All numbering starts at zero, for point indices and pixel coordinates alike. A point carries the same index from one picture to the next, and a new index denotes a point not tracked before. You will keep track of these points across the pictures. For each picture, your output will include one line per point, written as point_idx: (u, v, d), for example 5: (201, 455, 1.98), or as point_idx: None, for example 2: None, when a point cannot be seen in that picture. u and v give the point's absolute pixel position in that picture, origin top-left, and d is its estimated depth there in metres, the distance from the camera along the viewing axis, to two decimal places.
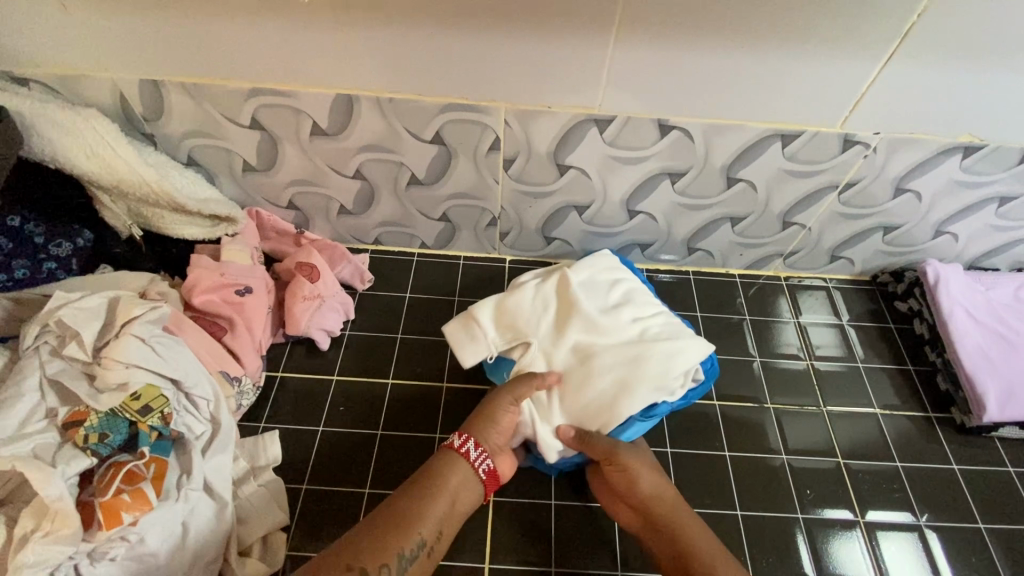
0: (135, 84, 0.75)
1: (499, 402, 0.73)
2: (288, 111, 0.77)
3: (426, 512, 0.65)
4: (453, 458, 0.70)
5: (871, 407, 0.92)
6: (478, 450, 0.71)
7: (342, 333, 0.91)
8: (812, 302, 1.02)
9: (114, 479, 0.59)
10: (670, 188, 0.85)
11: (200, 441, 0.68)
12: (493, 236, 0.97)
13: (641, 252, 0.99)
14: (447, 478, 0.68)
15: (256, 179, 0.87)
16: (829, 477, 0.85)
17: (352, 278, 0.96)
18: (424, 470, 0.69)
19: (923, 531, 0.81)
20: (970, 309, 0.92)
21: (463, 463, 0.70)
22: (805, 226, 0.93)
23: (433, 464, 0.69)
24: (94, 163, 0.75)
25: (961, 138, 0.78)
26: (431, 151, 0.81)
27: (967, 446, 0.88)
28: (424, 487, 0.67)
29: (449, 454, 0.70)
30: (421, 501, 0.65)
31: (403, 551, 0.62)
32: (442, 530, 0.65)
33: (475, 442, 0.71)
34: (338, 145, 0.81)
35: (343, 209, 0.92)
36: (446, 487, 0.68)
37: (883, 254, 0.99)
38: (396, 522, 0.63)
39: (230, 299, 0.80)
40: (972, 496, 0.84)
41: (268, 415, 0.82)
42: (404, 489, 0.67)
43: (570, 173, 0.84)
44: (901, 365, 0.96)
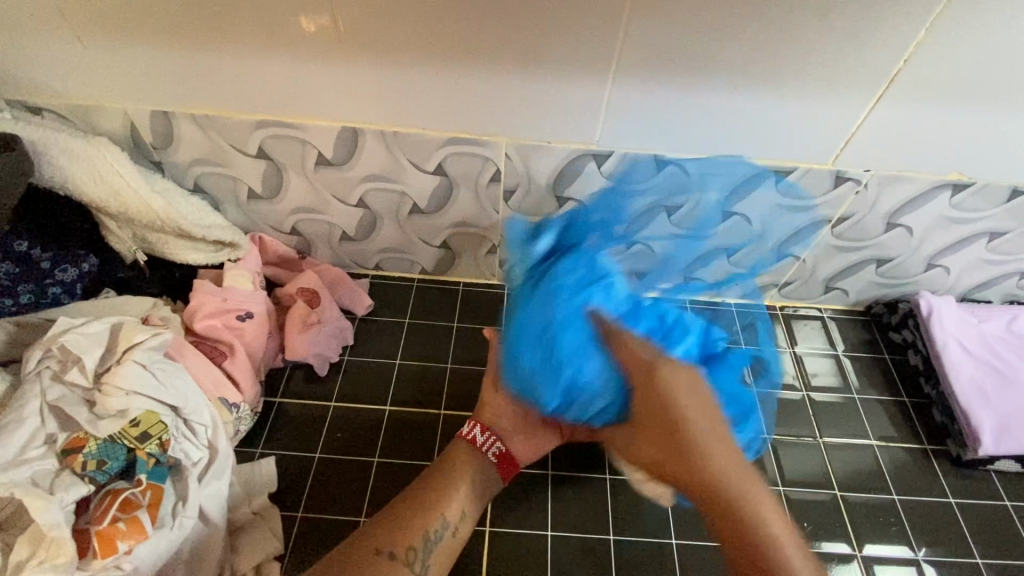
0: (146, 115, 0.77)
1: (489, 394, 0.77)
2: (295, 142, 0.79)
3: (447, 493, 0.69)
4: (462, 443, 0.74)
5: (867, 438, 0.92)
6: (486, 434, 0.74)
7: (341, 359, 0.92)
8: (806, 332, 1.03)
9: (110, 507, 0.59)
10: None
11: (197, 468, 0.68)
12: (492, 264, 0.98)
13: None
14: (460, 458, 0.72)
15: (260, 206, 0.89)
16: (826, 510, 0.84)
17: (352, 303, 0.97)
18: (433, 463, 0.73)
19: (921, 566, 0.80)
20: (963, 341, 0.93)
21: (472, 454, 0.73)
22: (799, 258, 0.94)
23: (444, 452, 0.73)
24: (103, 189, 0.76)
25: (950, 176, 0.80)
26: (433, 182, 0.83)
27: (964, 479, 0.88)
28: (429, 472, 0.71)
29: (459, 440, 0.74)
30: (435, 478, 0.70)
31: (426, 535, 0.64)
32: (464, 511, 0.68)
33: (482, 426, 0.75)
34: (342, 174, 0.83)
35: (345, 236, 0.94)
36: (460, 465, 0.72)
37: (877, 285, 1.00)
38: (412, 507, 0.66)
39: (231, 324, 0.81)
40: (969, 530, 0.84)
41: (265, 441, 0.82)
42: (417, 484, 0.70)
43: (568, 205, 0.85)
44: (896, 396, 0.97)
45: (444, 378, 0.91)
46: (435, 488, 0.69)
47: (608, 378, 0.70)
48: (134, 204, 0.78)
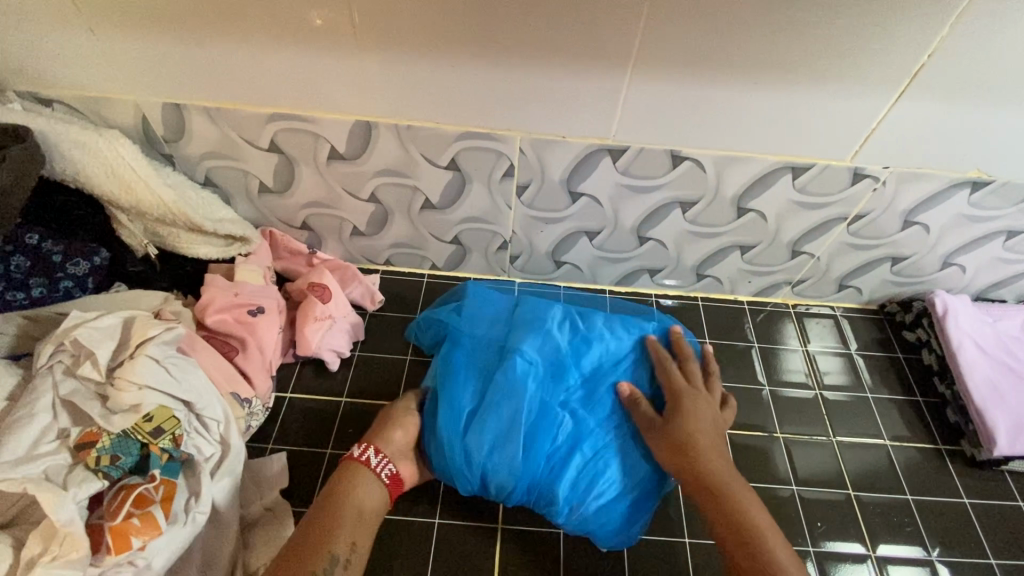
0: (157, 107, 0.76)
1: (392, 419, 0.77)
2: (307, 136, 0.78)
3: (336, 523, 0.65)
4: (355, 467, 0.71)
5: (880, 438, 0.91)
6: (379, 457, 0.72)
7: (351, 354, 0.91)
8: (819, 330, 1.02)
9: (124, 504, 0.59)
10: (681, 216, 0.86)
11: (210, 464, 0.67)
12: (503, 260, 0.97)
13: (650, 277, 0.99)
14: (348, 486, 0.68)
15: (271, 200, 0.88)
16: (839, 509, 0.84)
17: (362, 298, 0.96)
18: (323, 493, 0.69)
19: (935, 567, 0.80)
20: (978, 341, 0.92)
21: (364, 472, 0.70)
22: (813, 256, 0.93)
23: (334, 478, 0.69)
24: (115, 182, 0.76)
25: (970, 174, 0.79)
26: (445, 177, 0.83)
27: (979, 480, 0.87)
28: (319, 504, 0.67)
29: (350, 464, 0.71)
30: (321, 510, 0.66)
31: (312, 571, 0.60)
32: (354, 539, 0.64)
33: (376, 450, 0.73)
34: (354, 168, 0.82)
35: (356, 230, 0.93)
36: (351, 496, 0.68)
37: (891, 284, 0.99)
38: (303, 545, 0.62)
39: (242, 319, 0.80)
40: (984, 531, 0.83)
41: (276, 436, 0.82)
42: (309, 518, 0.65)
43: (582, 200, 0.85)
44: (910, 396, 0.96)
45: None
46: (321, 525, 0.64)
47: (550, 493, 0.73)
48: (146, 197, 0.77)
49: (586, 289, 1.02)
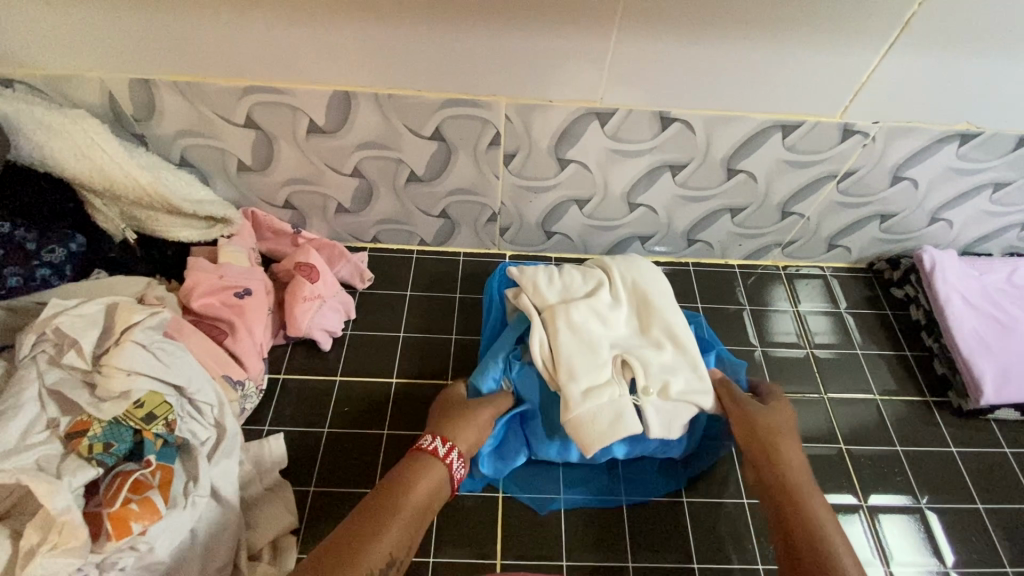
0: (124, 84, 0.73)
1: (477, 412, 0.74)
2: (284, 109, 0.76)
3: (393, 525, 0.61)
4: (429, 463, 0.67)
5: (870, 392, 0.93)
6: (458, 458, 0.69)
7: (343, 333, 0.90)
8: (809, 291, 1.03)
9: (121, 489, 0.58)
10: (671, 180, 0.85)
11: (206, 447, 0.67)
12: (493, 232, 0.96)
13: (641, 244, 0.99)
14: (416, 490, 0.65)
15: (251, 178, 0.86)
16: (831, 463, 0.85)
17: (351, 277, 0.95)
18: (393, 482, 0.65)
19: (924, 513, 0.82)
20: (965, 294, 0.93)
21: (439, 469, 0.67)
22: (803, 216, 0.93)
23: (403, 479, 0.65)
24: (86, 165, 0.73)
25: (959, 126, 0.79)
26: (430, 148, 0.81)
27: (966, 429, 0.89)
28: (388, 511, 0.62)
29: (423, 460, 0.67)
30: (385, 515, 0.61)
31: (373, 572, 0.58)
32: (411, 543, 0.62)
33: (457, 450, 0.69)
34: (336, 143, 0.80)
35: (341, 207, 0.91)
36: (413, 501, 0.64)
37: (879, 241, 1.00)
38: (354, 546, 0.58)
39: (229, 302, 0.79)
40: (969, 477, 0.85)
41: (271, 417, 0.81)
42: (375, 496, 0.64)
43: (570, 167, 0.83)
44: (899, 350, 0.97)
45: (449, 347, 0.90)
46: (386, 506, 0.62)
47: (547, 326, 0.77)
48: (120, 180, 0.75)
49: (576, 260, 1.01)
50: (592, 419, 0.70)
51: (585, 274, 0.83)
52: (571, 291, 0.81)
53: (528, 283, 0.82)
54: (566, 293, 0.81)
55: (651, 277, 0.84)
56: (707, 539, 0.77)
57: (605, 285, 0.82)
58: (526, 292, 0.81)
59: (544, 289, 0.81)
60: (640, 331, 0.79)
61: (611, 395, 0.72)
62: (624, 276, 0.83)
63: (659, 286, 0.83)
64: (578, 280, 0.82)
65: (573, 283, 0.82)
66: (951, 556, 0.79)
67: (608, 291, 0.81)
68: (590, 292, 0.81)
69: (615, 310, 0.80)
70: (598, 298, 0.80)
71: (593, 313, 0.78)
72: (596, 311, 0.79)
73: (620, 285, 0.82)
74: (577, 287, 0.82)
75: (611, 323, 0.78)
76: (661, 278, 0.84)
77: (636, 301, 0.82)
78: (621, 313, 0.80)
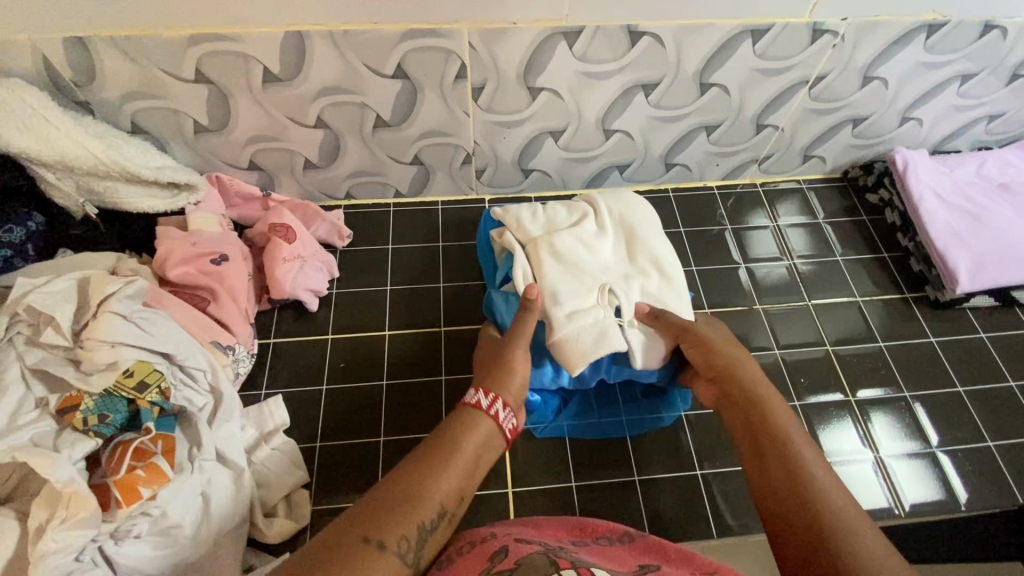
0: (57, 44, 0.68)
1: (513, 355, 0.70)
2: (235, 58, 0.71)
3: (445, 473, 0.56)
4: (475, 415, 0.63)
5: (853, 296, 0.95)
6: (505, 410, 0.65)
7: (329, 293, 0.89)
8: (787, 205, 1.04)
9: (124, 457, 0.57)
10: (644, 101, 0.84)
11: (204, 412, 0.66)
12: (469, 175, 0.94)
13: (620, 174, 0.98)
14: (469, 439, 0.60)
15: (211, 140, 0.82)
16: (820, 365, 0.88)
17: (329, 236, 0.92)
18: (435, 441, 0.59)
19: (908, 401, 0.85)
20: (936, 190, 0.95)
21: (485, 419, 0.63)
22: (778, 128, 0.93)
23: (454, 429, 0.60)
24: (29, 136, 0.68)
25: (926, 17, 0.78)
26: (395, 88, 0.77)
27: (945, 319, 0.92)
28: (435, 456, 0.57)
29: (469, 411, 0.63)
30: (429, 467, 0.56)
31: (422, 524, 0.52)
32: (464, 493, 0.58)
33: (502, 402, 0.65)
34: (295, 92, 0.76)
35: (309, 163, 0.88)
36: (463, 449, 0.59)
37: (853, 148, 1.00)
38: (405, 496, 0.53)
39: (206, 269, 0.76)
40: (949, 363, 0.88)
41: (268, 381, 0.80)
42: (414, 454, 0.58)
43: (542, 96, 0.81)
44: (876, 254, 0.99)
45: (439, 295, 0.90)
46: (435, 451, 0.58)
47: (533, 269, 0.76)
48: (70, 149, 0.70)
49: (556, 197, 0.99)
50: (576, 339, 0.70)
51: (569, 208, 0.83)
52: (553, 223, 0.80)
53: (510, 220, 0.81)
54: (547, 225, 0.80)
55: (635, 207, 0.84)
56: (708, 448, 0.79)
57: (589, 217, 0.81)
58: (510, 230, 0.80)
59: (524, 222, 0.80)
60: (626, 257, 0.79)
61: (596, 316, 0.71)
62: (609, 208, 0.83)
63: (647, 218, 0.83)
64: (562, 215, 0.82)
65: (556, 216, 0.81)
66: (934, 436, 0.82)
67: (592, 222, 0.81)
68: (574, 224, 0.81)
69: (600, 239, 0.79)
70: (583, 228, 0.79)
71: (575, 242, 0.78)
72: (580, 241, 0.78)
73: (606, 216, 0.82)
74: (559, 220, 0.81)
75: (596, 250, 0.78)
76: (648, 208, 0.84)
77: (621, 233, 0.81)
78: (606, 242, 0.79)
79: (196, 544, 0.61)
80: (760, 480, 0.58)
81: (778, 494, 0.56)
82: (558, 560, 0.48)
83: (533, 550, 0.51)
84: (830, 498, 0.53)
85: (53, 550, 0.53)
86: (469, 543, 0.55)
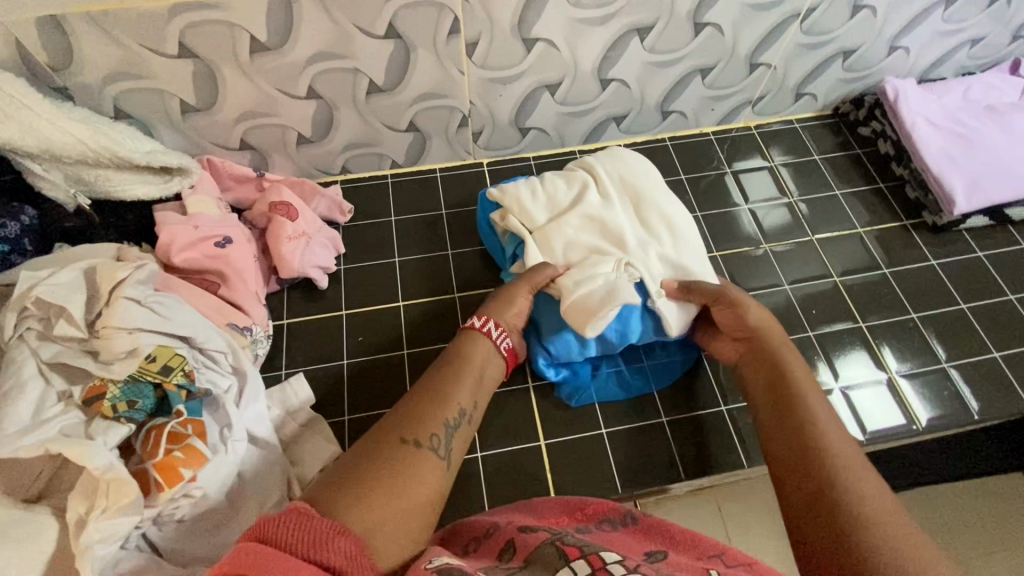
0: (30, 26, 0.64)
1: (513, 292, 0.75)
2: (220, 28, 0.68)
3: (459, 382, 0.66)
4: (475, 336, 0.72)
5: (854, 228, 0.97)
6: (499, 330, 0.73)
7: (337, 269, 0.87)
8: (783, 145, 1.04)
9: (159, 441, 0.56)
10: (640, 46, 0.83)
11: (230, 394, 0.64)
12: (466, 139, 0.92)
13: (617, 126, 0.97)
14: (472, 356, 0.70)
15: (199, 120, 0.79)
16: (829, 296, 0.90)
17: (330, 212, 0.90)
18: (445, 359, 0.69)
19: (915, 323, 0.87)
20: (927, 116, 0.97)
21: (486, 340, 0.72)
22: (770, 66, 0.93)
23: (459, 348, 0.70)
24: (10, 126, 0.65)
25: None
26: (387, 49, 0.75)
27: (943, 241, 0.95)
28: (447, 370, 0.67)
29: (470, 333, 0.72)
30: (446, 379, 0.66)
31: (447, 421, 0.62)
32: (476, 399, 0.67)
33: (496, 323, 0.73)
34: (285, 61, 0.74)
35: (302, 138, 0.85)
36: (470, 363, 0.69)
37: (843, 83, 1.01)
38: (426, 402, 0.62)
39: (212, 252, 0.74)
40: (951, 283, 0.91)
41: (286, 362, 0.79)
42: (431, 372, 0.67)
43: (537, 48, 0.80)
44: (873, 185, 1.01)
45: (449, 262, 0.89)
46: (447, 368, 0.68)
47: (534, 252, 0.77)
48: (56, 137, 0.67)
49: (554, 153, 0.98)
50: (586, 296, 0.72)
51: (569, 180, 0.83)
52: (557, 201, 0.81)
53: (510, 203, 0.81)
54: (553, 205, 0.81)
55: (640, 169, 0.84)
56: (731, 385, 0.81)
57: (591, 185, 0.82)
58: (513, 213, 0.80)
59: (526, 205, 0.80)
60: (639, 220, 0.80)
61: (606, 276, 0.73)
62: (610, 172, 0.83)
63: (647, 171, 0.84)
64: (562, 187, 0.82)
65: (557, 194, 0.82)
66: (941, 352, 0.85)
67: (595, 191, 0.81)
68: (576, 198, 0.81)
69: (609, 207, 0.80)
70: (588, 202, 0.80)
71: (584, 222, 0.79)
72: (589, 215, 0.79)
73: (607, 181, 0.82)
74: (563, 195, 0.81)
75: (605, 218, 0.78)
76: (647, 167, 0.84)
77: (627, 197, 0.81)
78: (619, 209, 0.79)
79: (239, 523, 0.61)
80: (774, 437, 0.62)
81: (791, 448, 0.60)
82: (567, 548, 0.47)
83: (541, 539, 0.50)
84: (838, 453, 0.57)
85: (97, 539, 0.52)
86: (474, 536, 0.54)
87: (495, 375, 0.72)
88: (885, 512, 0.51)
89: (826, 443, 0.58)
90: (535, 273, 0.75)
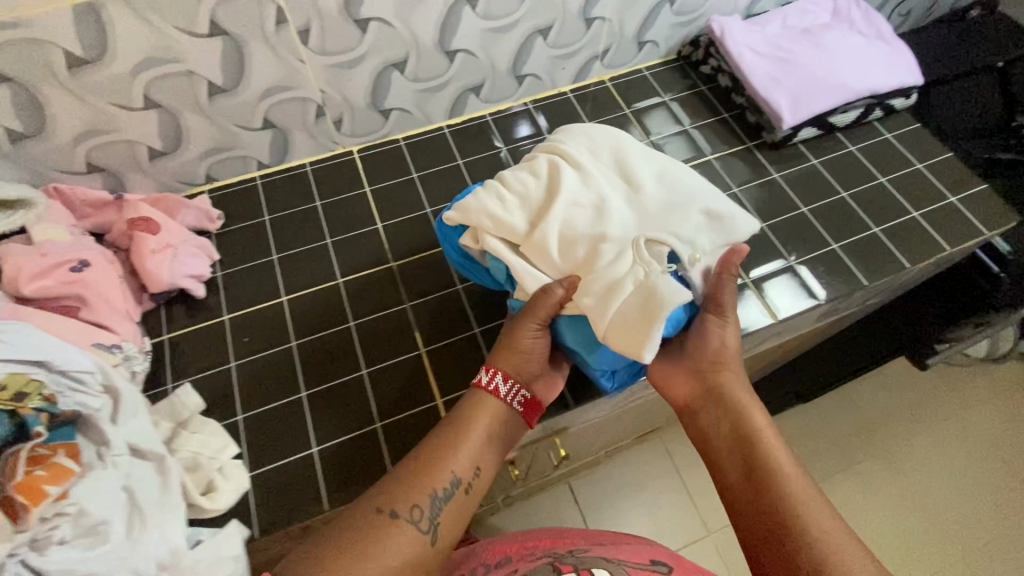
0: None
1: (519, 335, 0.71)
2: (29, 46, 0.67)
3: (460, 449, 0.68)
4: (483, 394, 0.72)
5: (707, 157, 1.04)
6: (507, 383, 0.72)
7: (214, 276, 0.87)
8: (636, 93, 1.11)
9: (19, 465, 0.55)
10: (473, 14, 0.88)
11: (104, 411, 0.63)
12: (328, 129, 0.94)
13: (476, 96, 1.01)
14: (475, 417, 0.70)
15: (37, 147, 0.77)
16: None
17: (198, 222, 0.89)
18: (456, 416, 0.71)
19: (766, 232, 0.95)
20: (751, 46, 1.06)
21: (494, 399, 0.71)
22: (604, 19, 1.00)
23: (466, 408, 0.71)
24: None
25: None
26: (217, 46, 0.76)
27: (784, 156, 1.04)
28: (449, 436, 0.69)
29: (476, 392, 0.72)
30: (448, 444, 0.68)
31: (433, 492, 0.65)
32: (480, 465, 0.69)
33: (502, 376, 0.72)
34: (110, 72, 0.73)
35: (154, 151, 0.84)
36: (477, 426, 0.70)
37: (677, 27, 1.09)
38: (425, 466, 0.67)
39: (66, 279, 0.71)
40: (793, 191, 1.00)
41: (171, 376, 0.78)
42: (438, 430, 0.70)
43: (372, 27, 0.82)
44: (719, 116, 1.09)
45: (329, 253, 0.90)
46: (455, 430, 0.69)
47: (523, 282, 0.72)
48: None
49: (419, 133, 1.01)
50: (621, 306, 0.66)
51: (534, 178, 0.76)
52: (537, 191, 0.75)
53: (477, 219, 0.73)
54: (535, 194, 0.75)
55: (613, 151, 0.79)
56: None
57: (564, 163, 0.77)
58: (487, 229, 0.73)
59: (489, 207, 0.73)
60: (628, 191, 0.75)
61: (631, 267, 0.68)
62: (577, 148, 0.79)
63: (616, 149, 0.79)
64: (529, 184, 0.76)
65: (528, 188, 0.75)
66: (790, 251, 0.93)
67: (568, 167, 0.77)
68: (547, 188, 0.75)
69: (592, 188, 0.74)
70: (563, 186, 0.74)
71: (565, 214, 0.72)
72: (576, 201, 0.74)
73: (578, 156, 0.78)
74: (533, 192, 0.75)
75: (601, 196, 0.74)
76: (612, 132, 0.81)
77: (610, 166, 0.78)
78: (598, 185, 0.74)
79: None
80: (730, 465, 0.68)
81: (748, 476, 0.66)
82: (561, 565, 0.65)
83: None
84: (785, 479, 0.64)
85: None
86: None
87: (515, 431, 0.73)
88: (825, 535, 0.59)
89: (774, 470, 0.65)
90: (537, 294, 0.70)
